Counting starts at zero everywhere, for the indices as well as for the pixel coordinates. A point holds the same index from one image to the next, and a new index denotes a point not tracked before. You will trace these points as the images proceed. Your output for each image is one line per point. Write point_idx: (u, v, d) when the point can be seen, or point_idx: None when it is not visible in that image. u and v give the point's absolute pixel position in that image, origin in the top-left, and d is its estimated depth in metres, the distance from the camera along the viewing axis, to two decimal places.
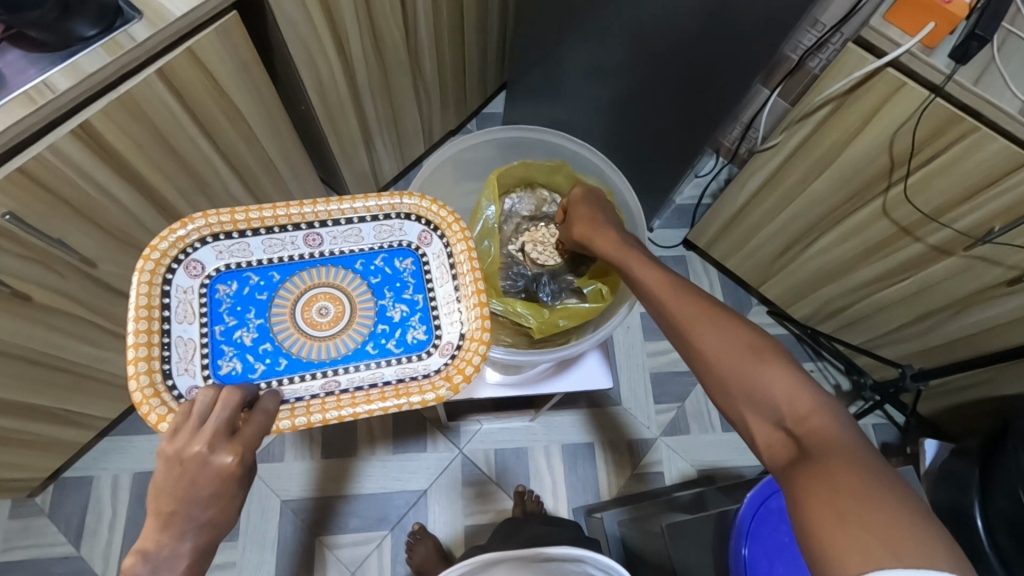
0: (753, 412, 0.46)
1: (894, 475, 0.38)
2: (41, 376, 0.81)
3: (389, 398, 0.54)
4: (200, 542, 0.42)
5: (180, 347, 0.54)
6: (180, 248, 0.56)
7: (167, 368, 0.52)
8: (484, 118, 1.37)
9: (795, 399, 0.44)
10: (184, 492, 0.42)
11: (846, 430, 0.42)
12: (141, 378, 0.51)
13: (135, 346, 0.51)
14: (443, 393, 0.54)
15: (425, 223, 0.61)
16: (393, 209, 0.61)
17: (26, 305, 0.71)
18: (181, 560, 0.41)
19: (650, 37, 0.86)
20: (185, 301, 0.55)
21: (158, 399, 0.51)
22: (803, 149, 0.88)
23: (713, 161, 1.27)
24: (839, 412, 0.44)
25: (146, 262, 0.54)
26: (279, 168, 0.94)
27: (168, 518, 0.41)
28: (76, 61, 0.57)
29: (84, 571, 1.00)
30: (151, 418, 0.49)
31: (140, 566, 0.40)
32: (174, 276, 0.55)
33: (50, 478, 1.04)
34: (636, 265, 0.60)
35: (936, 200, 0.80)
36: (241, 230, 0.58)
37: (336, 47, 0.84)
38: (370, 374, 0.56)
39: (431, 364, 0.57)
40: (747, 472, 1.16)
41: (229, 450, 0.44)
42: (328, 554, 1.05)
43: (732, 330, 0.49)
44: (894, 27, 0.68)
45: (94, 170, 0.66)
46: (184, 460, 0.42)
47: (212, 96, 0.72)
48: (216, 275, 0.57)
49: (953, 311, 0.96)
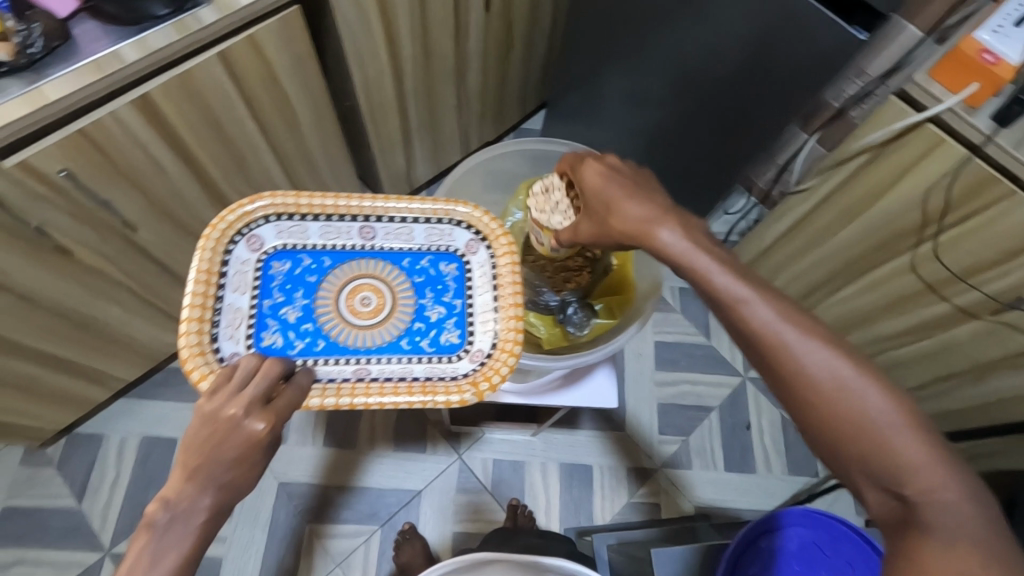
0: (871, 479, 0.40)
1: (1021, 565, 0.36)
2: (68, 330, 0.84)
3: (414, 393, 0.55)
4: (218, 500, 0.43)
5: (230, 314, 0.56)
6: (245, 223, 0.59)
7: (215, 332, 0.55)
8: (521, 133, 1.39)
9: (927, 469, 0.39)
10: (212, 450, 0.43)
11: (972, 505, 0.38)
12: (190, 336, 0.54)
13: (190, 307, 0.54)
14: (468, 398, 0.56)
15: (474, 233, 0.63)
16: (447, 214, 0.63)
17: (66, 260, 0.75)
18: (199, 514, 0.42)
19: (690, 72, 0.88)
20: (242, 272, 0.58)
21: (203, 358, 0.53)
22: (835, 196, 0.88)
23: (744, 200, 1.29)
24: (968, 481, 0.39)
25: (212, 231, 0.57)
26: (319, 159, 0.98)
27: (193, 471, 0.43)
28: (144, 37, 0.60)
29: (82, 527, 1.02)
30: (194, 375, 0.52)
31: (160, 514, 0.42)
32: (235, 248, 0.58)
33: (64, 431, 1.07)
34: (727, 288, 0.45)
35: (965, 261, 0.79)
36: (302, 214, 0.60)
37: (387, 49, 0.87)
38: (400, 368, 0.57)
39: (460, 368, 0.58)
40: (745, 516, 1.13)
41: (261, 417, 0.45)
42: (318, 542, 1.06)
43: (865, 380, 0.41)
44: (937, 83, 0.68)
45: (146, 140, 0.69)
46: (218, 420, 0.44)
47: (263, 82, 0.75)
48: (272, 252, 0.59)
49: (974, 376, 0.94)
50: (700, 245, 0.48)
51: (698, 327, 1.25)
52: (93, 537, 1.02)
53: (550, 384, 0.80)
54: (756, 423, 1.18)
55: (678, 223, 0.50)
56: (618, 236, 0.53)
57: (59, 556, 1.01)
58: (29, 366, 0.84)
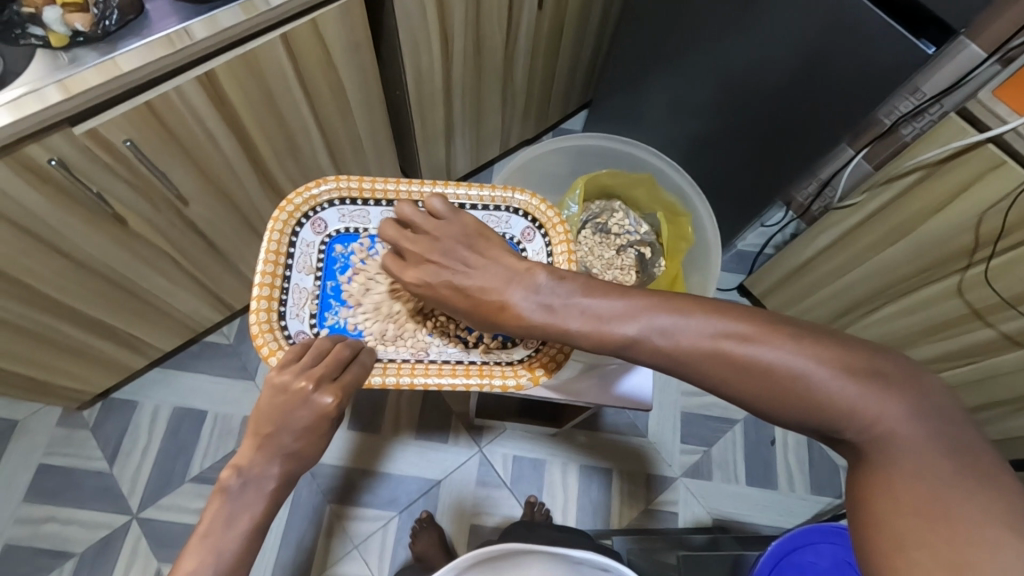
0: (812, 429, 0.42)
1: (974, 483, 0.35)
2: (115, 297, 0.87)
3: (472, 375, 0.55)
4: (286, 470, 0.45)
5: (296, 294, 0.57)
6: (310, 205, 0.59)
7: (282, 310, 0.56)
8: (560, 133, 1.39)
9: (863, 409, 0.39)
10: (281, 419, 0.45)
11: (919, 430, 0.38)
12: (260, 314, 0.54)
13: (260, 286, 0.55)
14: (524, 382, 0.55)
15: (531, 221, 0.63)
16: (504, 202, 0.63)
17: (121, 228, 0.77)
18: (269, 482, 0.44)
19: (742, 80, 0.86)
20: (307, 253, 0.59)
21: (272, 335, 0.54)
22: (883, 213, 0.86)
23: (782, 213, 1.27)
24: (913, 404, 0.39)
25: (280, 213, 0.57)
26: (364, 146, 0.99)
27: (265, 439, 0.44)
28: (215, 15, 0.62)
29: (112, 490, 1.05)
30: (263, 351, 0.52)
31: (233, 480, 0.44)
32: (301, 230, 0.59)
33: (100, 396, 1.10)
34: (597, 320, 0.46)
35: (1016, 288, 0.77)
36: (365, 198, 0.60)
37: (440, 40, 0.88)
38: (457, 352, 0.58)
39: (515, 354, 0.58)
40: (764, 531, 1.12)
41: (329, 390, 0.46)
42: (338, 523, 1.07)
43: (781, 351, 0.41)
44: (1002, 104, 0.66)
45: (207, 116, 0.71)
46: (289, 392, 0.45)
47: (320, 66, 0.77)
48: (335, 235, 0.60)
49: (1015, 407, 0.91)
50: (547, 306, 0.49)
51: None
52: (122, 500, 1.05)
53: None
54: (781, 439, 1.17)
55: (521, 286, 0.51)
56: (474, 317, 0.53)
57: (90, 516, 1.04)
58: (76, 329, 0.87)
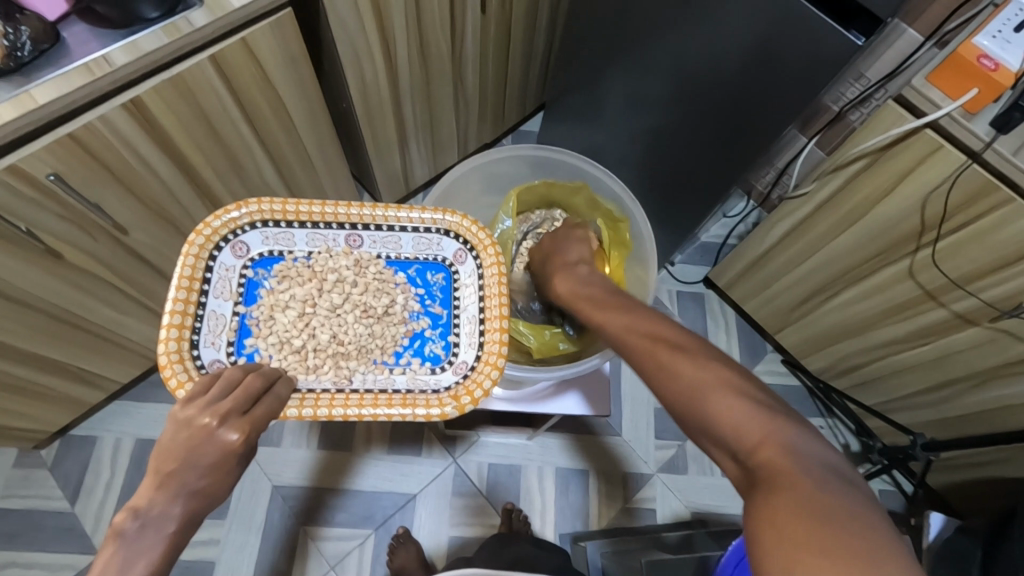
0: (714, 443, 0.42)
1: (832, 501, 0.35)
2: (61, 332, 0.84)
3: (394, 406, 0.53)
4: (190, 508, 0.42)
5: (212, 320, 0.55)
6: (231, 229, 0.57)
7: (196, 338, 0.54)
8: (520, 135, 1.39)
9: (746, 426, 0.41)
10: (186, 456, 0.43)
11: (800, 461, 0.38)
12: (170, 343, 0.51)
13: (171, 313, 0.52)
14: (447, 411, 0.54)
15: (463, 242, 0.62)
16: (434, 222, 0.61)
17: (57, 262, 0.74)
18: (170, 522, 0.41)
19: (691, 74, 0.86)
20: (226, 279, 0.57)
21: (181, 365, 0.51)
22: (833, 201, 0.87)
23: (743, 203, 1.27)
24: (795, 437, 0.40)
25: (197, 237, 0.55)
26: (314, 161, 0.97)
27: (165, 478, 0.42)
28: (136, 39, 0.60)
29: (75, 529, 1.02)
30: (171, 382, 0.50)
31: (130, 522, 0.41)
32: (220, 254, 0.57)
33: (57, 433, 1.07)
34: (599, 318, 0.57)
35: (963, 268, 0.79)
36: (289, 221, 0.59)
37: (382, 49, 0.86)
38: (382, 380, 0.57)
39: (443, 380, 0.57)
40: (742, 521, 1.13)
41: (236, 426, 0.45)
42: (312, 546, 1.05)
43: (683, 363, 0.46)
44: (935, 89, 0.67)
45: (138, 143, 0.68)
46: (193, 427, 0.44)
47: (258, 84, 0.75)
48: (258, 259, 0.59)
49: (972, 384, 0.93)
50: (580, 288, 0.64)
51: (694, 330, 1.24)
52: (86, 539, 1.02)
53: (541, 391, 0.80)
54: None
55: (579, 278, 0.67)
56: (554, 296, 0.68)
57: (52, 558, 1.00)
58: (24, 368, 0.84)
